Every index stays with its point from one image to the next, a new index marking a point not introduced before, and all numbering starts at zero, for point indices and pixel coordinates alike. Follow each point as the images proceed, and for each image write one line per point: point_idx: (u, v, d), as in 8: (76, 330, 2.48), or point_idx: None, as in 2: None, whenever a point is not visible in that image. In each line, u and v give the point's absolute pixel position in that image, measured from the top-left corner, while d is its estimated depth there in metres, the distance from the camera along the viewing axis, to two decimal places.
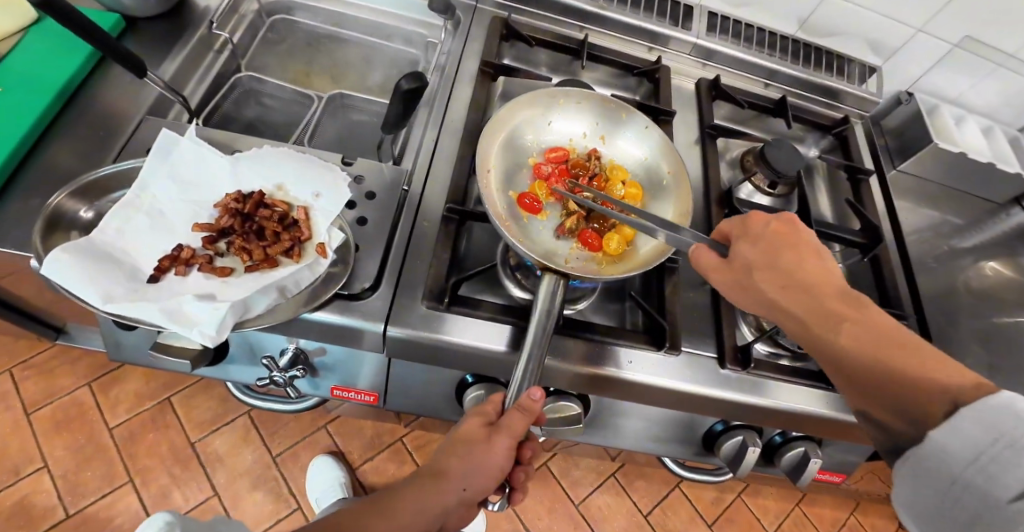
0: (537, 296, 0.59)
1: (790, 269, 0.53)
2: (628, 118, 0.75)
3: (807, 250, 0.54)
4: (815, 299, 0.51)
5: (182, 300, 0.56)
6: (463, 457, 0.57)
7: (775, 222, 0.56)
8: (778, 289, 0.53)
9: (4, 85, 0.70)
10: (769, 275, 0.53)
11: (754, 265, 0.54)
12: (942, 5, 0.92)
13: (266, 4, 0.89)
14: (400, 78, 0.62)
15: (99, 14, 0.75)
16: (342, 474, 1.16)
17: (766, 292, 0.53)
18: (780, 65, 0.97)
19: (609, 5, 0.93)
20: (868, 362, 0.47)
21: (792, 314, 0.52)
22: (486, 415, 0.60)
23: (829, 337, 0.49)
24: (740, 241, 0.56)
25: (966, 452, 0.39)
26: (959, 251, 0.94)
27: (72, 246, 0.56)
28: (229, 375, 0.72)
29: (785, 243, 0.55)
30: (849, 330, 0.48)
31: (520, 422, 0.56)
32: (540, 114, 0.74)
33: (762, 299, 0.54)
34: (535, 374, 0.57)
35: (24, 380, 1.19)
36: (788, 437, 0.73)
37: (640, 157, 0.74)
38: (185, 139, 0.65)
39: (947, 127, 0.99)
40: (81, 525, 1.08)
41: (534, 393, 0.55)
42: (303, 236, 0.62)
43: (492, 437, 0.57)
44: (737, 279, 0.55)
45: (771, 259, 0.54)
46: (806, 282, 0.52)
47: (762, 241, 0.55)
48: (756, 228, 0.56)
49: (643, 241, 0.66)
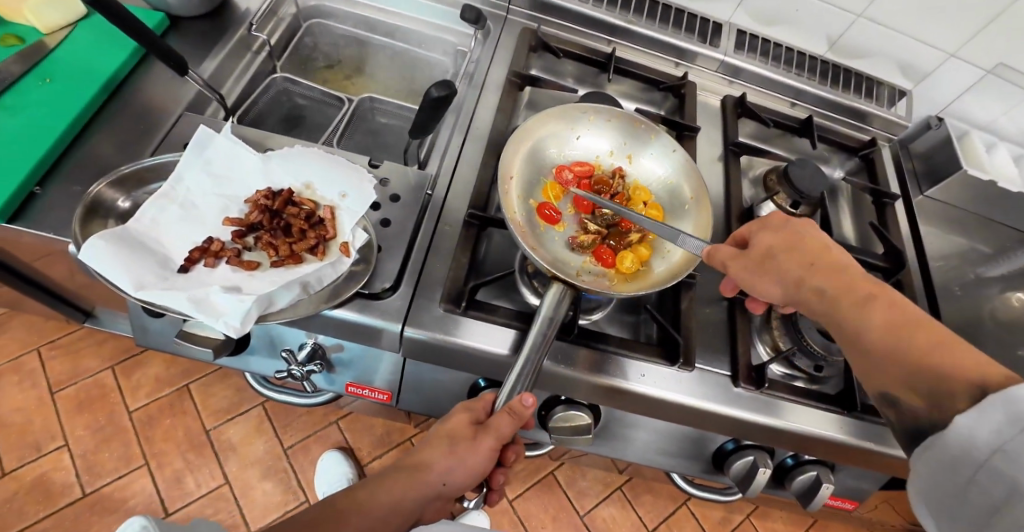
0: (543, 302, 0.60)
1: (815, 253, 0.53)
2: (656, 139, 0.75)
3: (815, 240, 0.55)
4: (841, 281, 0.51)
5: (209, 290, 0.57)
6: (447, 453, 0.59)
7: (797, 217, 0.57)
8: (803, 270, 0.53)
9: (52, 76, 0.74)
10: (793, 256, 0.54)
11: (776, 250, 0.55)
12: (976, 32, 0.91)
13: (302, 8, 0.91)
14: (431, 85, 0.63)
15: (146, 12, 0.79)
16: (350, 470, 1.17)
17: (791, 271, 0.54)
18: (807, 84, 0.97)
19: (638, 20, 0.94)
20: (896, 343, 0.46)
21: (809, 297, 0.52)
22: (476, 413, 0.61)
23: (857, 315, 0.49)
24: (760, 230, 0.58)
25: (990, 439, 0.38)
26: (986, 279, 0.92)
27: (110, 234, 0.58)
28: (248, 366, 0.74)
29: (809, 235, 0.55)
30: (878, 309, 0.48)
31: (507, 425, 0.58)
32: (569, 128, 0.75)
33: (782, 278, 0.54)
34: (530, 377, 0.58)
35: (50, 359, 1.23)
36: (800, 460, 0.73)
37: (663, 179, 0.74)
38: (220, 135, 0.67)
39: (976, 152, 0.97)
40: (97, 504, 1.11)
41: (526, 399, 0.56)
42: (328, 235, 0.64)
43: (478, 437, 0.59)
44: (756, 261, 0.56)
45: (795, 244, 0.55)
46: (834, 267, 0.52)
47: (784, 229, 0.56)
48: (776, 220, 0.57)
49: (658, 264, 0.66)
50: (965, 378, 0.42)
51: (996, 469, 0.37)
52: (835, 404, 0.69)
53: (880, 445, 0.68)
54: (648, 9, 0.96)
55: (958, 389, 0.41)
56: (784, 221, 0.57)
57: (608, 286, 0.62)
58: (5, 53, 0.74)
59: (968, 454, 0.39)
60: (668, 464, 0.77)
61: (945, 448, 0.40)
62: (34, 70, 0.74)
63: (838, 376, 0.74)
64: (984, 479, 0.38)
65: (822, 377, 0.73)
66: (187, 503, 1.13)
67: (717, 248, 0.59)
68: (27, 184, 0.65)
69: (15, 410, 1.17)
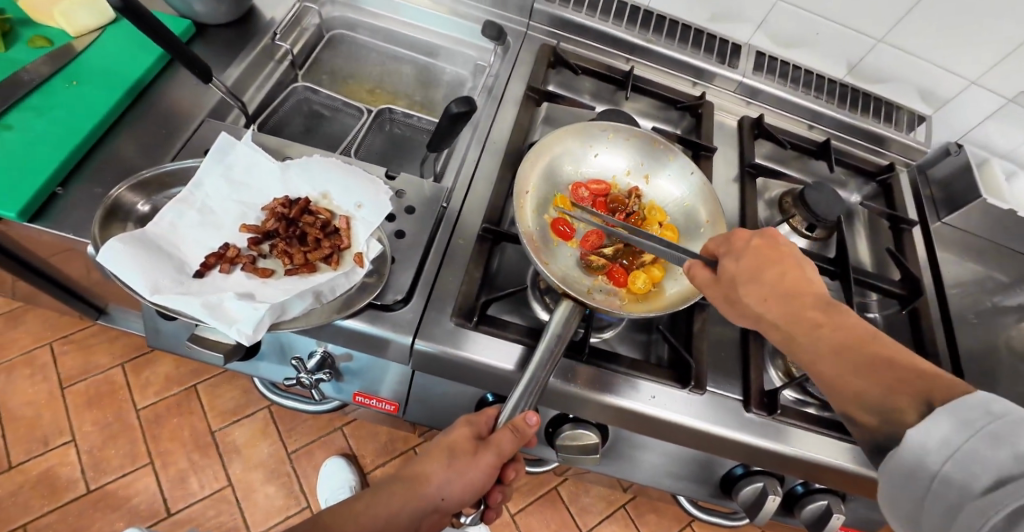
0: (552, 319, 0.59)
1: (771, 281, 0.52)
2: (674, 161, 0.75)
3: (782, 255, 0.54)
4: (794, 311, 0.51)
5: (223, 296, 0.58)
6: (446, 467, 0.58)
7: (755, 237, 0.54)
8: (762, 304, 0.52)
9: (79, 78, 0.75)
10: (755, 289, 0.52)
11: (738, 280, 0.53)
12: (997, 61, 0.90)
13: (326, 18, 0.93)
14: (451, 101, 0.63)
15: (173, 19, 0.81)
16: (352, 477, 1.16)
17: (750, 305, 0.53)
18: (825, 107, 0.97)
19: (657, 39, 0.94)
20: (847, 370, 0.48)
21: (778, 327, 0.52)
22: (478, 427, 0.60)
23: (811, 345, 0.50)
24: (724, 254, 0.55)
25: (943, 448, 0.41)
26: (1004, 309, 0.89)
27: (128, 236, 0.58)
28: (258, 372, 0.74)
29: (767, 259, 0.53)
30: (829, 338, 0.49)
31: (509, 443, 0.57)
32: (587, 145, 0.75)
33: (747, 312, 0.53)
34: (535, 395, 0.57)
35: (63, 354, 1.24)
36: (810, 488, 0.71)
37: (680, 200, 0.74)
38: (241, 143, 0.68)
39: (996, 181, 0.97)
40: (100, 501, 1.11)
41: (530, 417, 0.56)
42: (343, 244, 0.64)
43: (478, 452, 0.58)
44: (724, 293, 0.55)
45: (753, 274, 0.53)
46: (788, 293, 0.52)
47: (744, 256, 0.54)
48: (738, 243, 0.55)
49: (671, 285, 0.66)
50: (915, 398, 0.45)
51: (947, 476, 0.40)
52: (847, 433, 0.68)
53: None
54: (667, 28, 0.96)
55: (906, 405, 0.45)
56: (743, 243, 0.54)
57: (619, 305, 0.62)
58: (36, 55, 0.76)
59: (922, 466, 0.42)
60: (675, 486, 0.76)
61: (901, 460, 0.43)
62: (62, 72, 0.75)
63: None
64: (939, 487, 0.41)
65: (835, 404, 0.72)
66: (190, 504, 1.13)
67: (696, 266, 0.56)
68: (49, 184, 0.66)
69: (26, 403, 1.18)
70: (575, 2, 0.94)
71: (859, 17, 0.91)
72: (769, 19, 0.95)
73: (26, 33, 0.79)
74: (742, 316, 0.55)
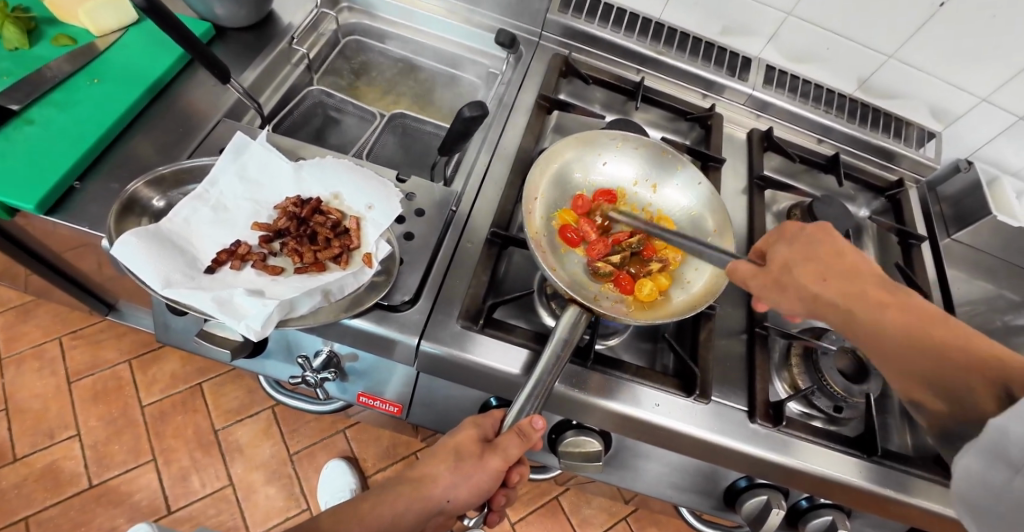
0: (559, 322, 0.60)
1: (828, 259, 0.52)
2: (680, 169, 0.75)
3: (844, 239, 0.53)
4: (855, 288, 0.50)
5: (233, 292, 0.58)
6: (452, 468, 0.58)
7: (811, 225, 0.54)
8: (819, 284, 0.51)
9: (100, 76, 0.77)
10: (812, 269, 0.52)
11: (792, 262, 0.53)
12: (1006, 79, 0.91)
13: (342, 24, 0.95)
14: (463, 106, 0.64)
15: (194, 22, 0.83)
16: (353, 481, 1.16)
17: (809, 286, 0.51)
18: (835, 122, 0.97)
19: (668, 51, 0.95)
20: (912, 355, 0.48)
21: (841, 308, 0.50)
22: (485, 429, 0.60)
23: (871, 323, 0.49)
24: (773, 244, 0.56)
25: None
26: (1014, 328, 0.90)
27: (142, 231, 0.59)
28: (264, 370, 0.74)
29: (821, 244, 0.53)
30: (894, 318, 0.48)
31: (516, 448, 0.57)
32: (595, 153, 0.76)
33: (802, 294, 0.52)
34: (540, 399, 0.57)
35: (71, 348, 1.25)
36: (815, 503, 0.71)
37: (687, 209, 0.74)
38: (256, 143, 0.69)
39: (1007, 199, 0.95)
40: (102, 496, 1.12)
41: (535, 421, 0.56)
42: (352, 244, 0.65)
43: (485, 455, 0.58)
44: (773, 280, 0.53)
45: (806, 255, 0.52)
46: (853, 271, 0.51)
47: (797, 242, 0.54)
48: (791, 232, 0.54)
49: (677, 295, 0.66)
50: (986, 379, 0.45)
51: None
52: (852, 447, 0.68)
53: (899, 492, 0.67)
54: (678, 40, 0.97)
55: (984, 394, 0.45)
56: (798, 230, 0.54)
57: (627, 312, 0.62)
58: (59, 53, 0.78)
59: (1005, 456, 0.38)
60: (677, 498, 0.75)
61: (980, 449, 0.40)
62: (83, 71, 0.77)
63: (859, 418, 0.73)
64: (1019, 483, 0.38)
65: (842, 419, 0.72)
66: (191, 502, 1.13)
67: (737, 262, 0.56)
68: (68, 178, 0.67)
69: (32, 396, 1.20)
70: (587, 13, 0.95)
71: (869, 33, 0.92)
72: (780, 34, 0.96)
73: (50, 31, 0.81)
74: (795, 302, 0.53)
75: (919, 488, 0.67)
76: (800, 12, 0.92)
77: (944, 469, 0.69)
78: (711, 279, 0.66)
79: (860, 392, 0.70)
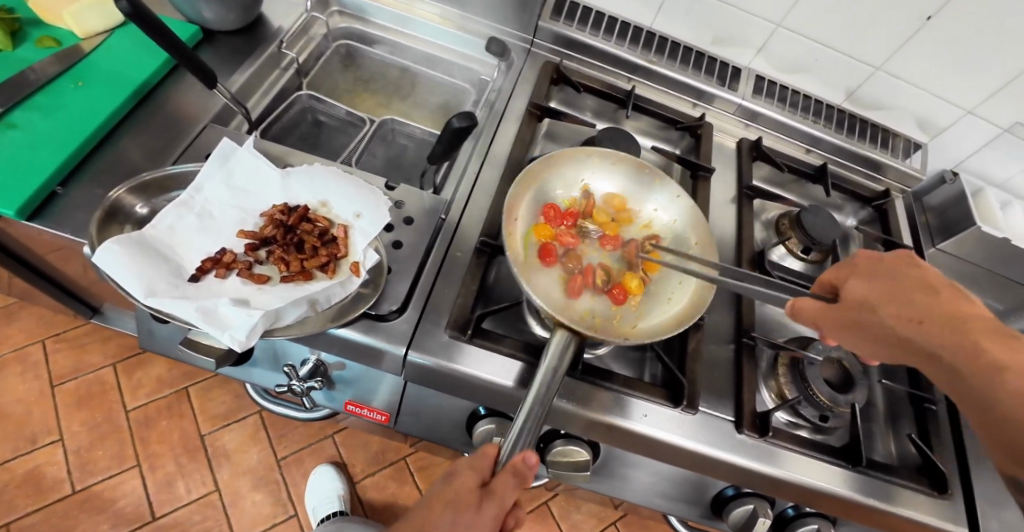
0: (548, 348, 0.59)
1: (922, 301, 0.53)
2: (660, 183, 0.76)
3: (927, 273, 0.56)
4: (964, 340, 0.51)
5: (218, 302, 0.58)
6: (450, 521, 0.54)
7: (890, 257, 0.57)
8: (900, 321, 0.53)
9: (84, 79, 0.76)
10: (895, 308, 0.53)
11: (871, 300, 0.55)
12: (991, 92, 0.92)
13: (332, 29, 0.94)
14: (453, 116, 0.64)
15: (181, 25, 0.82)
16: (341, 486, 1.16)
17: (898, 328, 0.53)
18: (824, 132, 0.98)
19: (659, 60, 0.95)
20: (1005, 410, 0.49)
21: (933, 354, 0.52)
22: (480, 473, 0.57)
23: (982, 383, 0.50)
24: (847, 279, 0.57)
25: None
26: None
27: (125, 239, 0.59)
28: (251, 378, 0.73)
29: (910, 283, 0.55)
30: (1010, 381, 0.48)
31: (512, 491, 0.55)
32: (574, 169, 0.76)
33: (887, 333, 0.53)
34: (533, 435, 0.56)
35: (55, 352, 1.24)
36: (802, 511, 0.71)
37: (670, 224, 0.75)
38: (243, 149, 0.68)
39: (991, 209, 0.96)
40: (85, 503, 1.10)
41: (529, 459, 0.55)
42: (340, 253, 0.65)
43: (483, 504, 0.54)
44: (849, 317, 0.55)
45: (890, 292, 0.54)
46: (958, 320, 0.52)
47: (878, 277, 0.56)
48: (863, 267, 0.58)
49: (661, 312, 0.66)
50: None
51: None
52: (838, 457, 0.69)
53: (884, 502, 0.67)
54: (669, 49, 0.97)
55: None
56: (877, 266, 0.57)
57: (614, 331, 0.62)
58: (43, 55, 0.77)
59: None
60: (665, 506, 0.75)
61: None
62: (67, 73, 0.76)
63: (844, 427, 0.73)
64: None
65: (829, 428, 0.72)
66: (176, 508, 1.12)
67: (800, 304, 0.56)
68: (50, 183, 0.66)
69: (14, 401, 1.18)
70: (578, 21, 0.95)
71: (857, 45, 0.93)
72: (769, 45, 0.97)
73: (34, 33, 0.79)
74: (870, 340, 0.55)
75: (903, 498, 0.68)
76: (789, 23, 0.92)
77: (928, 480, 0.70)
78: (694, 294, 0.66)
79: (847, 402, 0.70)
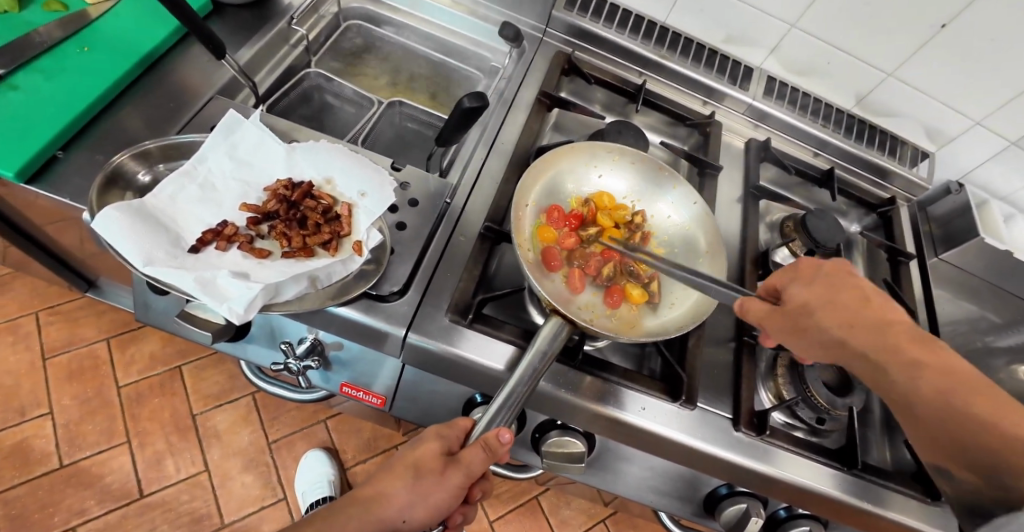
0: (539, 332, 0.59)
1: (855, 306, 0.53)
2: (675, 188, 0.75)
3: (862, 277, 0.56)
4: (885, 342, 0.51)
5: (217, 273, 0.57)
6: (410, 485, 0.57)
7: (827, 264, 0.56)
8: (843, 329, 0.53)
9: (90, 45, 0.75)
10: (833, 314, 0.53)
11: (813, 305, 0.54)
12: (1003, 102, 0.91)
13: (344, 8, 0.93)
14: (463, 96, 0.64)
15: None
16: (332, 471, 1.15)
17: (832, 331, 0.53)
18: (832, 136, 0.97)
19: (671, 56, 0.95)
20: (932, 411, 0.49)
21: (867, 357, 0.52)
22: (448, 441, 0.58)
23: (904, 381, 0.50)
24: (789, 282, 0.57)
25: None
26: (995, 349, 0.91)
27: (126, 206, 0.58)
28: (245, 354, 0.72)
29: (844, 286, 0.55)
30: (928, 379, 0.49)
31: (480, 461, 0.56)
32: (592, 165, 0.76)
33: (825, 338, 0.54)
34: (512, 412, 0.56)
35: (48, 324, 1.23)
36: (794, 513, 0.71)
37: (681, 228, 0.74)
38: (249, 122, 0.67)
39: (996, 224, 0.97)
40: (73, 477, 1.09)
41: (503, 436, 0.55)
42: (343, 231, 0.64)
43: (446, 471, 0.56)
44: (792, 321, 0.55)
45: (832, 298, 0.54)
46: (883, 324, 0.52)
47: (817, 283, 0.55)
48: (807, 272, 0.57)
49: (662, 314, 0.65)
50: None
51: None
52: (833, 460, 0.68)
53: (877, 506, 0.67)
54: (682, 46, 0.97)
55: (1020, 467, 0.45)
56: (816, 271, 0.56)
57: (610, 328, 0.62)
58: (48, 18, 0.75)
59: None
60: (657, 502, 0.75)
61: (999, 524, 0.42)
62: (74, 38, 0.75)
63: (840, 431, 0.73)
64: None
65: (824, 431, 0.72)
66: (164, 487, 1.11)
67: (749, 301, 0.58)
68: (51, 147, 0.65)
69: (5, 371, 1.17)
70: (592, 12, 0.95)
71: (870, 50, 0.92)
72: (782, 46, 0.96)
73: None
74: (815, 344, 0.55)
75: (896, 503, 0.68)
76: (803, 25, 0.92)
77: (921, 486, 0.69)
78: (699, 300, 0.65)
79: (844, 405, 0.70)
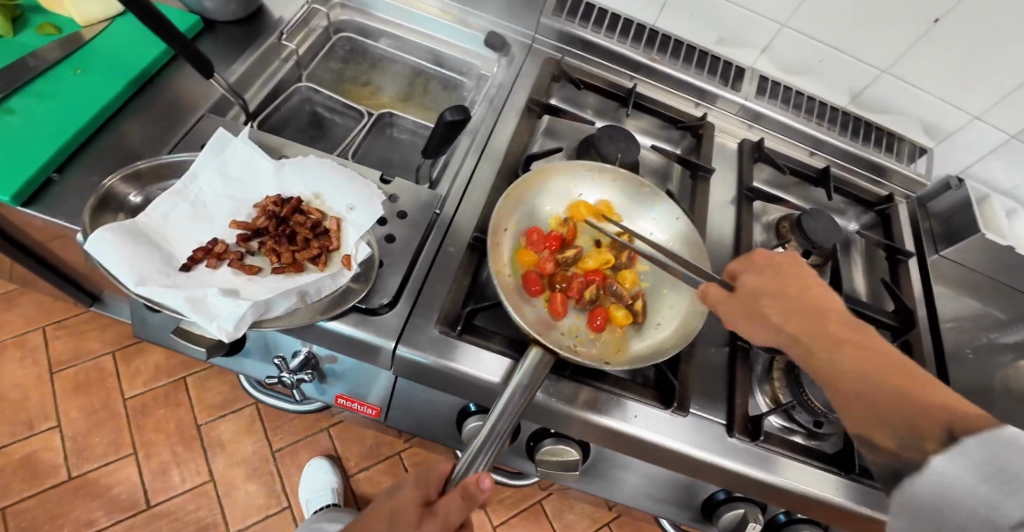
0: (522, 364, 0.59)
1: (796, 297, 0.55)
2: (657, 204, 0.75)
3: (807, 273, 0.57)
4: (819, 322, 0.52)
5: (207, 291, 0.58)
6: None
7: (779, 257, 0.59)
8: (785, 317, 0.54)
9: (83, 66, 0.76)
10: (776, 301, 0.55)
11: (761, 293, 0.56)
12: (999, 98, 0.91)
13: (335, 21, 0.94)
14: (446, 109, 0.64)
15: (183, 15, 0.83)
16: (334, 479, 1.15)
17: (773, 319, 0.54)
18: (827, 135, 0.97)
19: (662, 58, 0.94)
20: (855, 387, 0.48)
21: (800, 340, 0.53)
22: (427, 491, 0.57)
23: (828, 359, 0.50)
24: (743, 271, 0.58)
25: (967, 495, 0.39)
26: (999, 345, 0.89)
27: (118, 227, 0.59)
28: (242, 369, 0.73)
29: (788, 277, 0.57)
30: (849, 355, 0.49)
31: (458, 512, 0.54)
32: (571, 184, 0.75)
33: (768, 325, 0.55)
34: (492, 451, 0.55)
35: (55, 339, 1.24)
36: (793, 517, 0.70)
37: (664, 243, 0.74)
38: (238, 140, 0.68)
39: (997, 217, 0.97)
40: (81, 488, 1.11)
41: (482, 481, 0.54)
42: (332, 245, 0.65)
43: (423, 524, 0.54)
44: (743, 308, 0.56)
45: (779, 287, 0.56)
46: (818, 312, 0.53)
47: (766, 270, 0.57)
48: (760, 261, 0.58)
49: (646, 336, 0.66)
50: (932, 420, 0.43)
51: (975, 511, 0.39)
52: (830, 464, 0.68)
53: (877, 511, 0.66)
54: (671, 48, 0.96)
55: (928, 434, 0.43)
56: (765, 261, 0.58)
57: (594, 356, 0.62)
58: (44, 42, 0.77)
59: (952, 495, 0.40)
60: (655, 509, 0.75)
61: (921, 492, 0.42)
62: (68, 60, 0.76)
63: (838, 434, 0.72)
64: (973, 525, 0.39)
65: (822, 434, 0.72)
66: (170, 497, 1.12)
67: (709, 285, 0.58)
68: (46, 169, 0.66)
69: (13, 385, 1.18)
70: (581, 17, 0.95)
71: (863, 47, 0.91)
72: (773, 45, 0.95)
73: (36, 20, 0.80)
74: (764, 333, 0.55)
75: None
76: (793, 24, 0.91)
77: None
78: (682, 321, 0.66)
79: None
